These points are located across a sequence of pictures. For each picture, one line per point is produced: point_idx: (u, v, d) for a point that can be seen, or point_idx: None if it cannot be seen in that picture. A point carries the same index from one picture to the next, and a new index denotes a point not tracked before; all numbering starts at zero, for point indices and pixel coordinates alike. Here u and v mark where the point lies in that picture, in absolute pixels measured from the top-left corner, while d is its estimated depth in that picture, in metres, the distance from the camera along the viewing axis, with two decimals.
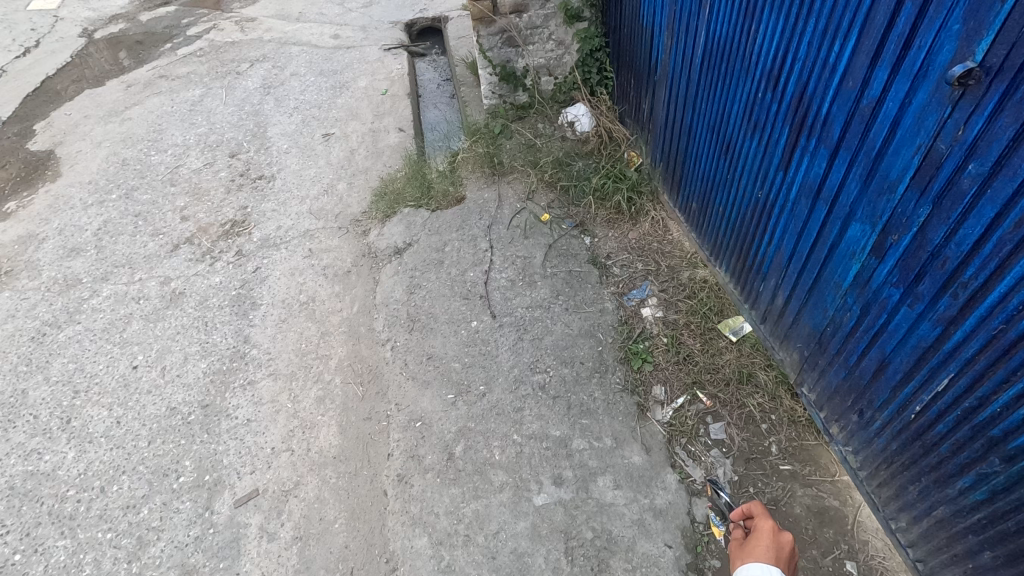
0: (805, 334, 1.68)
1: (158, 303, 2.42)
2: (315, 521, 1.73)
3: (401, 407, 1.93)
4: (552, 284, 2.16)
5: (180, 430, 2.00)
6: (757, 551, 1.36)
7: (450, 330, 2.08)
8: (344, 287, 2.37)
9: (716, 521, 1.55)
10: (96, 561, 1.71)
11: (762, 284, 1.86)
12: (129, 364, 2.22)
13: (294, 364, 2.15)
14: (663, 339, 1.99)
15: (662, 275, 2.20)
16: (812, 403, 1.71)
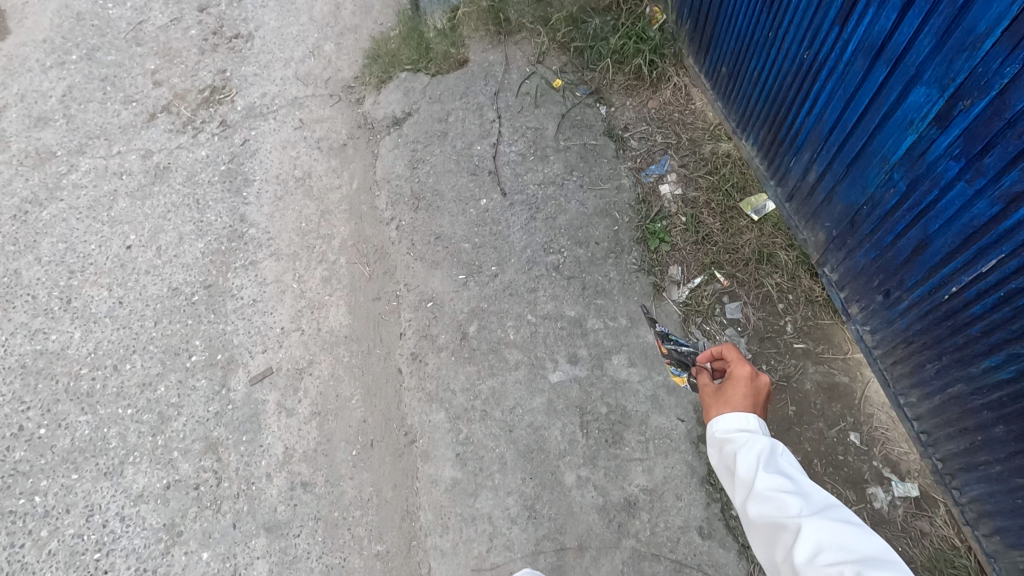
0: (834, 212, 1.60)
1: (143, 179, 2.26)
2: (332, 398, 1.76)
3: (410, 288, 1.89)
4: (565, 158, 2.02)
5: (186, 310, 1.96)
6: (733, 401, 1.20)
7: (458, 209, 1.97)
8: (342, 162, 2.22)
9: (677, 371, 1.52)
10: (122, 435, 1.76)
11: (792, 158, 1.74)
12: (123, 244, 2.13)
13: (295, 244, 2.06)
14: (682, 218, 1.90)
15: (683, 149, 2.05)
16: (833, 283, 1.67)
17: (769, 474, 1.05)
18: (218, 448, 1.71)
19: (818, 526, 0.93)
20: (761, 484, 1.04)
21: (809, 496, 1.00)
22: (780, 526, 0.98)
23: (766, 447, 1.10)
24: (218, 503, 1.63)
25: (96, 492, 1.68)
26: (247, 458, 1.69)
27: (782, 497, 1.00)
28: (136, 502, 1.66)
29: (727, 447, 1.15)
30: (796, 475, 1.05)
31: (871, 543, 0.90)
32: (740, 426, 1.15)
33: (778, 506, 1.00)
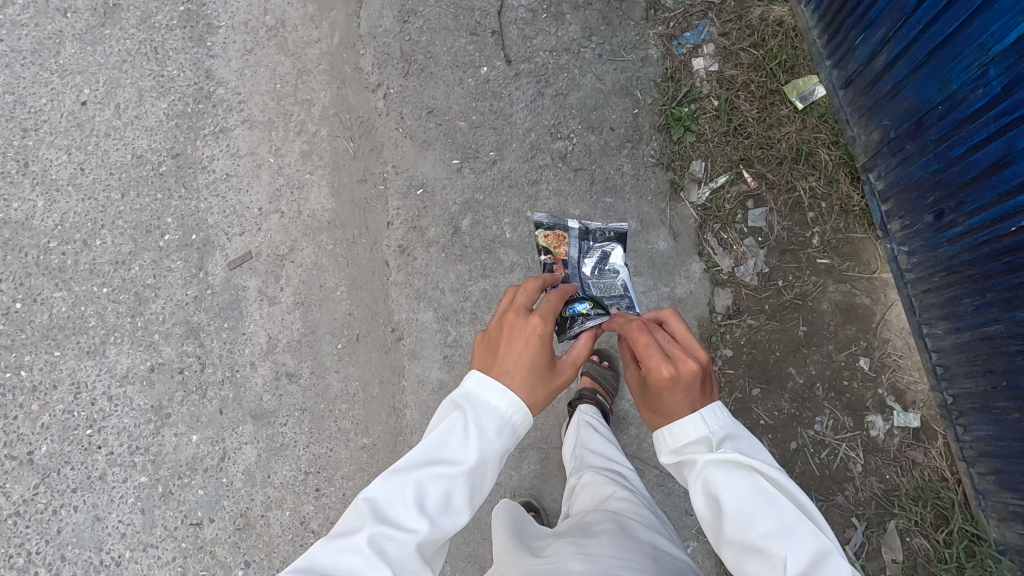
0: (899, 109, 1.33)
1: (91, 19, 1.93)
2: (316, 288, 1.66)
3: (399, 171, 1.69)
4: (584, 18, 1.68)
5: (154, 183, 1.79)
6: (662, 410, 0.90)
7: (454, 78, 1.69)
8: (320, 8, 1.87)
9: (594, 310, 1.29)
10: (100, 314, 1.69)
11: (861, 34, 1.41)
12: (77, 99, 1.88)
13: (271, 111, 1.82)
14: (713, 102, 1.62)
15: (727, 11, 1.68)
16: (876, 194, 1.46)
17: (740, 514, 0.79)
18: (200, 334, 1.65)
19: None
20: (730, 529, 0.80)
21: (796, 539, 0.77)
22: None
23: (726, 471, 0.82)
24: (204, 389, 1.62)
25: (81, 371, 1.66)
26: (230, 346, 1.64)
27: (762, 547, 0.78)
28: (122, 383, 1.64)
29: (682, 464, 0.88)
30: (777, 503, 0.79)
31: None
32: (686, 442, 0.87)
33: (759, 562, 0.78)
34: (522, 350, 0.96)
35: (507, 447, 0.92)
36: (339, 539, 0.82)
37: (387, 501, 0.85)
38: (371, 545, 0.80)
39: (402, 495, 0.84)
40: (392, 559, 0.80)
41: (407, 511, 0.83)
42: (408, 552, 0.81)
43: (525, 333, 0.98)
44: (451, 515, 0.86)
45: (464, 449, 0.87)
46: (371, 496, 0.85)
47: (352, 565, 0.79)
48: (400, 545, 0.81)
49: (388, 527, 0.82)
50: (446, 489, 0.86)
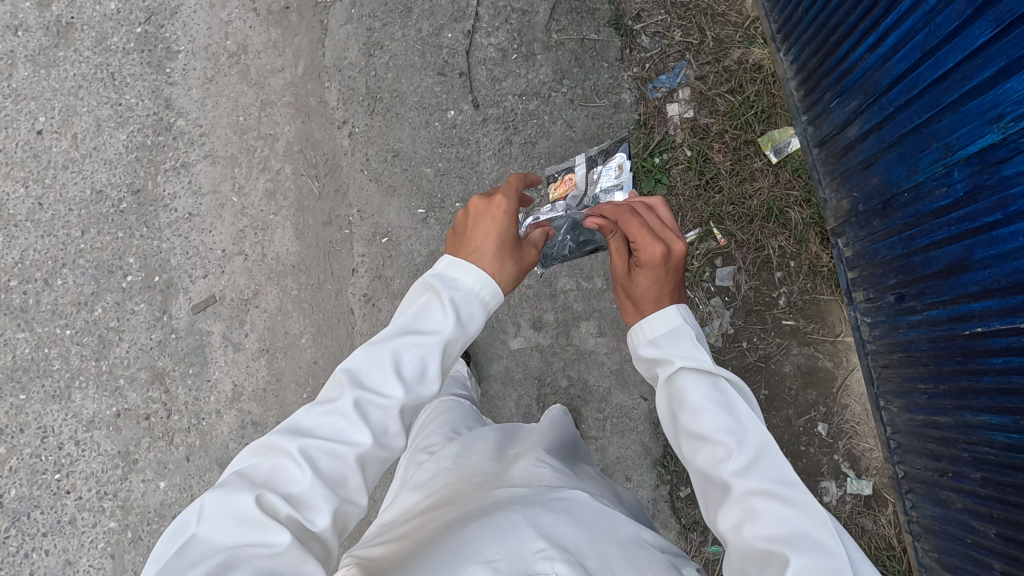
0: (869, 183, 1.29)
1: (44, 38, 1.85)
2: (280, 335, 1.65)
3: (364, 217, 1.66)
4: (555, 59, 1.62)
5: (115, 220, 1.74)
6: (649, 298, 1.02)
7: (420, 121, 1.64)
8: (284, 34, 1.80)
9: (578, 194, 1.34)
10: (64, 357, 1.68)
11: (836, 97, 1.36)
12: (32, 127, 1.81)
13: (233, 145, 1.76)
14: (686, 152, 1.59)
15: (704, 52, 1.64)
16: (843, 259, 1.44)
17: (698, 403, 0.89)
18: (165, 379, 1.65)
19: (751, 490, 0.81)
20: (687, 423, 0.89)
21: (746, 439, 0.85)
22: (710, 473, 0.86)
23: (692, 371, 0.92)
24: (170, 436, 1.62)
25: (47, 415, 1.66)
26: (195, 393, 1.64)
27: (711, 441, 0.86)
28: (88, 428, 1.64)
29: (653, 361, 0.97)
30: (734, 404, 0.88)
31: (810, 514, 0.78)
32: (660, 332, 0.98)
33: (709, 453, 0.86)
34: (489, 227, 1.00)
35: (480, 319, 0.93)
36: (321, 405, 0.82)
37: (365, 370, 0.84)
38: (353, 409, 0.80)
39: (379, 365, 0.84)
40: (374, 423, 0.81)
41: (384, 377, 0.83)
42: (390, 416, 0.82)
43: (490, 213, 1.01)
44: (426, 384, 0.87)
45: (438, 320, 0.88)
46: (348, 366, 0.85)
47: (337, 428, 0.80)
48: (382, 410, 0.82)
49: (366, 392, 0.82)
50: (421, 357, 0.86)
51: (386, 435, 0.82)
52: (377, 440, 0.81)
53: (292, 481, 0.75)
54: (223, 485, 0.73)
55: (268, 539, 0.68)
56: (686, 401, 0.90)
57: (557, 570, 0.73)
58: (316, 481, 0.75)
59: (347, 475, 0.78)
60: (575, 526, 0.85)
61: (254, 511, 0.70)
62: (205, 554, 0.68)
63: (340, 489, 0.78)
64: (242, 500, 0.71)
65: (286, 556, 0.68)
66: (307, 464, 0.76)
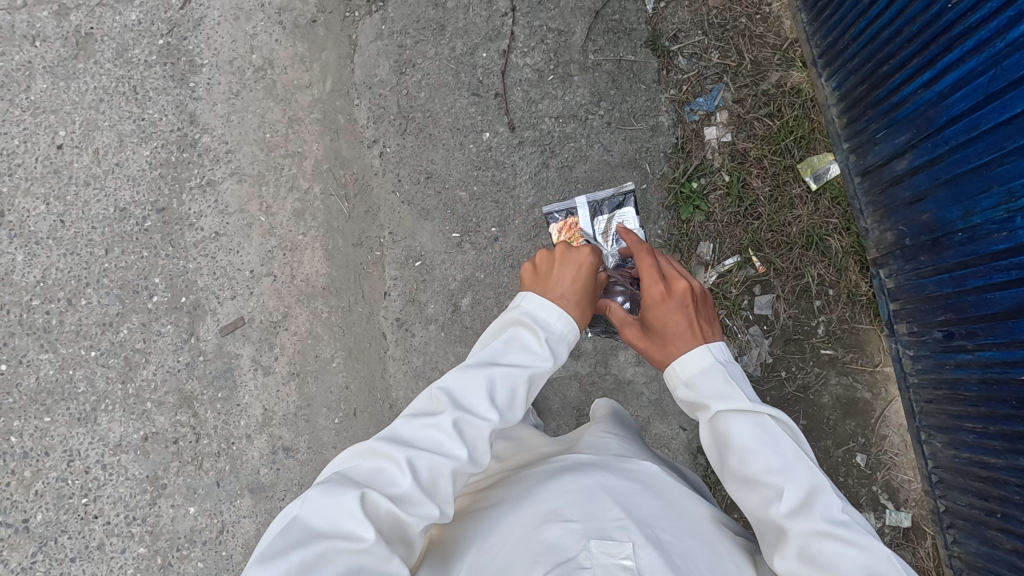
0: (916, 219, 1.29)
1: (62, 49, 1.80)
2: (311, 358, 1.63)
3: (396, 239, 1.63)
4: (592, 81, 1.60)
5: (140, 239, 1.71)
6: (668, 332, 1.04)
7: (454, 142, 1.61)
8: (310, 48, 1.76)
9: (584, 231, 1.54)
10: (89, 379, 1.65)
11: (882, 129, 1.35)
12: (52, 142, 1.77)
13: (260, 163, 1.73)
14: (724, 177, 1.58)
15: (742, 75, 1.62)
16: (885, 290, 1.43)
17: (743, 442, 0.90)
18: (193, 403, 1.63)
19: (806, 531, 0.81)
20: (734, 463, 0.90)
21: (795, 474, 0.86)
22: (763, 517, 0.87)
23: (734, 411, 0.92)
24: (200, 460, 1.61)
25: (73, 439, 1.63)
26: (225, 417, 1.62)
27: (761, 483, 0.87)
28: (116, 452, 1.62)
29: (692, 404, 0.98)
30: (781, 440, 0.89)
31: (869, 552, 0.79)
32: (695, 373, 0.98)
33: (760, 494, 0.87)
34: (574, 274, 1.10)
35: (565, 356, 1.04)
36: (420, 418, 0.92)
37: (460, 391, 0.94)
38: (451, 426, 0.90)
39: (475, 388, 0.94)
40: (468, 440, 0.91)
41: (478, 401, 0.93)
42: (481, 436, 0.92)
43: (577, 260, 1.11)
44: (514, 411, 0.97)
45: (527, 357, 0.99)
46: (446, 386, 0.95)
47: (435, 439, 0.90)
48: (475, 429, 0.92)
49: (464, 413, 0.92)
50: (512, 386, 0.96)
51: (476, 452, 0.92)
52: (471, 456, 0.91)
53: (392, 484, 0.86)
54: (327, 482, 0.85)
55: (358, 535, 0.79)
56: (733, 442, 0.91)
57: (634, 540, 0.83)
58: (414, 485, 0.86)
59: (439, 483, 0.88)
60: (650, 494, 0.94)
61: (355, 506, 0.81)
62: (307, 536, 0.79)
63: (434, 497, 0.87)
64: (345, 498, 0.82)
65: (372, 555, 0.79)
66: (409, 472, 0.86)
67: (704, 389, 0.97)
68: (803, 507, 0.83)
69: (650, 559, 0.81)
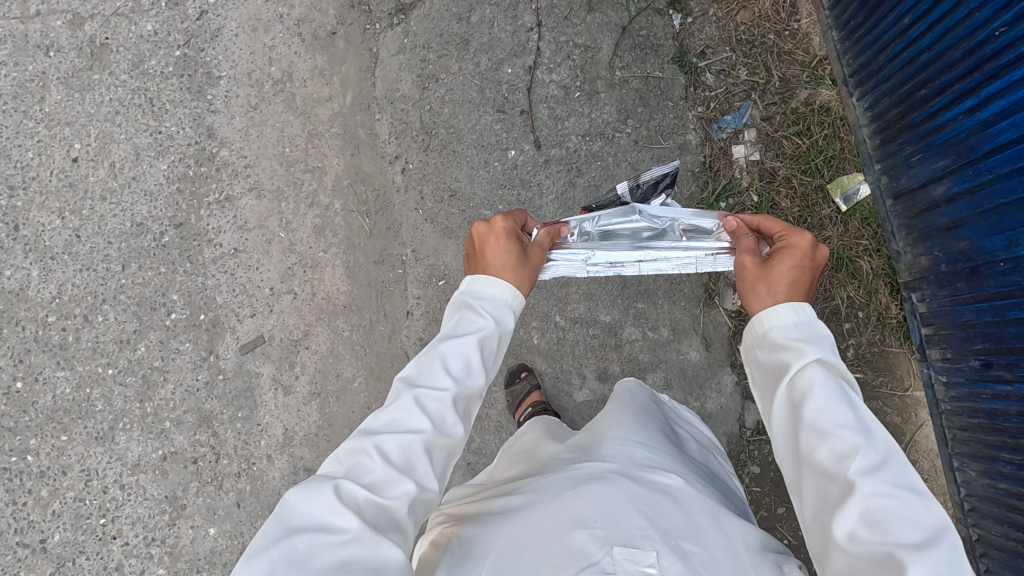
0: (954, 246, 1.27)
1: (77, 60, 1.77)
2: (333, 378, 1.61)
3: (419, 257, 1.62)
4: (619, 98, 1.58)
5: (157, 255, 1.68)
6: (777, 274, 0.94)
7: (479, 160, 1.61)
8: (330, 61, 1.73)
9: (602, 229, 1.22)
10: (107, 398, 1.63)
11: (918, 153, 1.33)
12: (67, 154, 1.74)
13: (279, 178, 1.70)
14: (752, 197, 1.56)
15: (770, 92, 1.60)
16: (916, 314, 1.42)
17: (828, 392, 0.79)
18: (213, 423, 1.61)
19: (874, 491, 0.71)
20: (807, 413, 0.79)
21: (869, 436, 0.76)
22: (826, 474, 0.75)
23: (823, 361, 0.82)
24: (220, 480, 1.59)
25: (90, 458, 1.61)
26: (246, 437, 1.61)
27: (834, 436, 0.76)
28: (134, 471, 1.60)
29: (777, 348, 0.87)
30: (851, 398, 0.79)
31: (939, 519, 0.69)
32: (795, 319, 0.87)
33: (829, 446, 0.76)
34: (494, 245, 1.04)
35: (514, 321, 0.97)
36: (382, 410, 0.87)
37: (418, 373, 0.90)
38: (414, 405, 0.86)
39: (430, 365, 0.89)
40: (432, 413, 0.86)
41: (433, 376, 0.88)
42: (445, 406, 0.87)
43: (491, 232, 1.06)
44: (473, 377, 0.91)
45: (470, 323, 0.93)
46: (403, 371, 0.90)
47: (400, 424, 0.85)
48: (438, 401, 0.87)
49: (422, 389, 0.87)
50: (467, 355, 0.90)
51: (444, 423, 0.87)
52: (437, 428, 0.86)
53: (366, 473, 0.81)
54: (304, 482, 0.80)
55: (341, 527, 0.74)
56: (817, 387, 0.80)
57: (658, 549, 0.80)
58: (387, 470, 0.81)
59: (412, 462, 0.83)
60: (675, 496, 0.90)
61: (331, 499, 0.76)
62: (285, 533, 0.74)
63: (411, 477, 0.82)
64: (322, 492, 0.77)
65: (358, 542, 0.73)
66: (380, 457, 0.81)
67: (798, 336, 0.86)
68: (874, 468, 0.73)
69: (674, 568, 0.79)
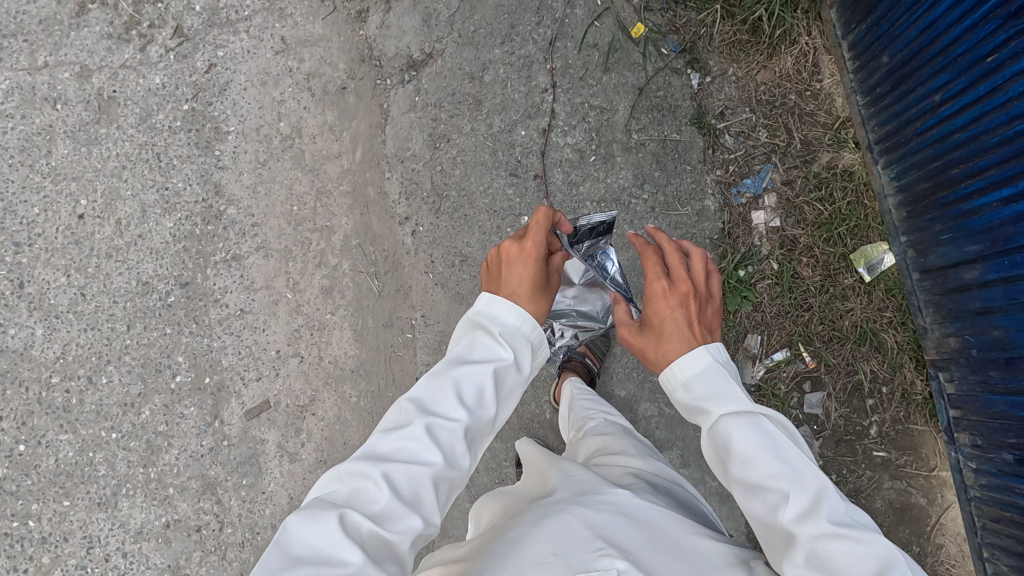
0: (987, 333, 1.23)
1: (84, 113, 1.74)
2: (340, 445, 1.58)
3: (429, 322, 1.60)
4: (636, 163, 1.55)
5: (162, 314, 1.65)
6: (662, 328, 0.94)
7: (492, 225, 1.58)
8: (340, 116, 1.70)
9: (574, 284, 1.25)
10: (110, 462, 1.60)
11: (949, 233, 1.28)
12: (73, 211, 1.71)
13: (287, 237, 1.67)
14: (773, 265, 1.51)
15: (791, 155, 1.55)
16: (944, 394, 1.37)
17: (743, 448, 0.78)
18: (217, 490, 1.59)
19: (815, 534, 0.71)
20: (736, 469, 0.79)
21: (802, 481, 0.75)
22: (771, 526, 0.76)
23: (729, 418, 0.81)
24: (224, 550, 1.57)
25: (92, 524, 1.58)
26: (250, 505, 1.58)
27: (766, 489, 0.76)
28: (137, 539, 1.58)
29: (689, 407, 0.86)
30: (781, 442, 0.78)
31: (880, 548, 0.70)
32: (684, 380, 0.87)
33: (764, 500, 0.76)
34: (521, 273, 0.94)
35: (536, 355, 0.90)
36: (391, 432, 0.80)
37: (431, 397, 0.82)
38: (423, 433, 0.78)
39: (442, 390, 0.82)
40: (443, 445, 0.79)
41: (446, 403, 0.81)
42: (456, 438, 0.80)
43: (521, 258, 0.96)
44: (486, 410, 0.84)
45: (490, 351, 0.86)
46: (414, 394, 0.82)
47: (409, 451, 0.78)
48: (450, 433, 0.80)
49: (434, 417, 0.80)
50: (481, 383, 0.83)
51: (454, 455, 0.80)
52: (448, 461, 0.79)
53: (371, 502, 0.74)
54: (305, 507, 0.73)
55: (342, 560, 0.67)
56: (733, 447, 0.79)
57: None
58: (393, 500, 0.74)
59: (421, 495, 0.77)
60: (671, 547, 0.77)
61: (334, 530, 0.69)
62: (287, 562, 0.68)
63: (418, 510, 0.76)
64: (324, 520, 0.70)
65: None
66: (386, 486, 0.74)
67: (699, 393, 0.85)
68: (809, 512, 0.73)
69: None
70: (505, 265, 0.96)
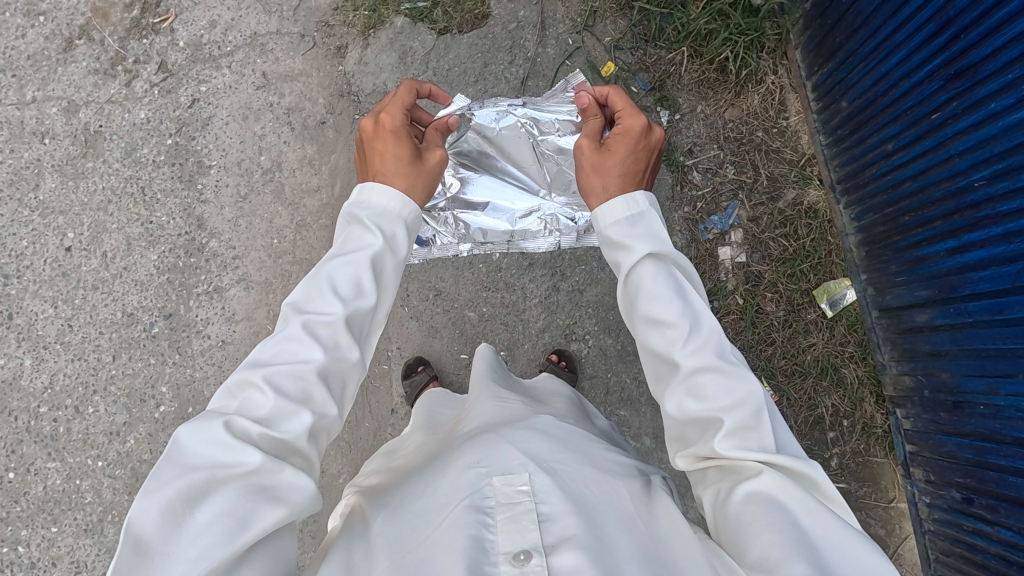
0: (937, 375, 1.28)
1: (71, 147, 1.78)
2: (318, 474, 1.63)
3: (404, 355, 1.62)
4: None
5: (146, 345, 1.70)
6: (620, 161, 1.01)
7: (464, 261, 1.61)
8: (319, 150, 1.74)
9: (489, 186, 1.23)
10: (96, 489, 1.65)
11: (903, 276, 1.32)
12: (60, 244, 1.76)
13: (267, 270, 1.71)
14: (738, 301, 1.55)
15: (758, 191, 1.57)
16: (901, 429, 1.41)
17: (659, 282, 0.86)
18: None
19: (697, 366, 0.80)
20: (642, 307, 0.87)
21: (697, 324, 0.84)
22: (663, 358, 0.85)
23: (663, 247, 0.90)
24: None
25: (79, 549, 1.64)
26: None
27: (665, 327, 0.84)
28: None
29: (615, 244, 0.93)
30: (682, 287, 0.86)
31: (747, 383, 0.79)
32: (638, 209, 0.94)
33: (662, 335, 0.84)
34: (385, 151, 1.01)
35: (407, 236, 0.95)
36: (271, 338, 0.83)
37: (307, 299, 0.86)
38: (301, 331, 0.82)
39: (317, 289, 0.86)
40: (324, 339, 0.82)
41: (322, 298, 0.85)
42: (337, 331, 0.84)
43: (382, 135, 1.03)
44: (365, 298, 0.88)
45: (362, 241, 0.90)
46: (292, 298, 0.86)
47: (291, 350, 0.81)
48: (329, 328, 0.83)
49: (312, 316, 0.83)
50: (356, 273, 0.88)
51: (338, 347, 0.83)
52: (331, 355, 0.82)
53: (257, 407, 0.76)
54: (194, 418, 0.74)
55: (239, 461, 0.70)
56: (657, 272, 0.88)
57: (554, 499, 0.76)
58: (279, 400, 0.76)
59: (309, 392, 0.79)
60: (571, 452, 0.86)
61: (222, 434, 0.71)
62: (182, 468, 0.69)
63: (309, 406, 0.79)
64: (211, 428, 0.72)
65: (260, 471, 0.70)
66: (270, 390, 0.77)
67: (639, 227, 0.92)
68: (699, 343, 0.82)
69: (580, 522, 0.74)
70: (370, 150, 1.03)
